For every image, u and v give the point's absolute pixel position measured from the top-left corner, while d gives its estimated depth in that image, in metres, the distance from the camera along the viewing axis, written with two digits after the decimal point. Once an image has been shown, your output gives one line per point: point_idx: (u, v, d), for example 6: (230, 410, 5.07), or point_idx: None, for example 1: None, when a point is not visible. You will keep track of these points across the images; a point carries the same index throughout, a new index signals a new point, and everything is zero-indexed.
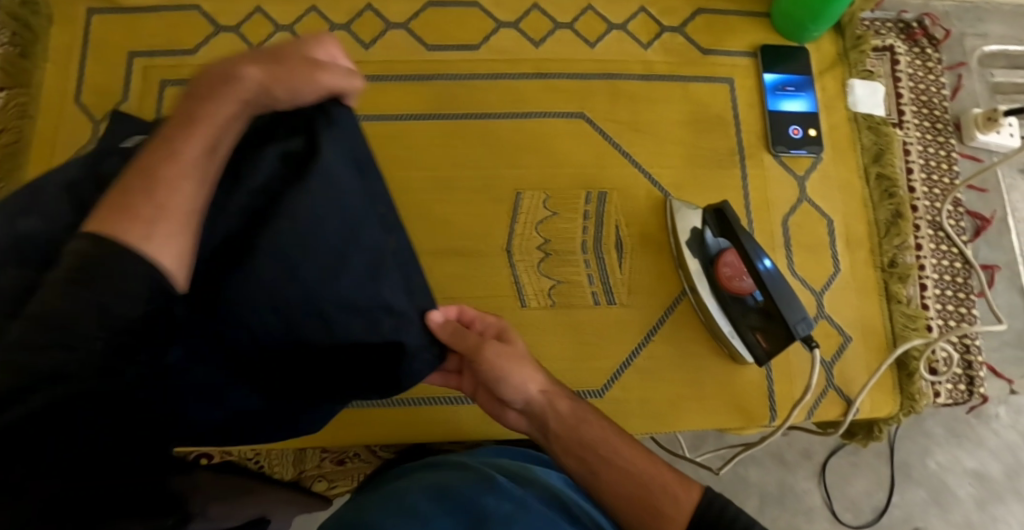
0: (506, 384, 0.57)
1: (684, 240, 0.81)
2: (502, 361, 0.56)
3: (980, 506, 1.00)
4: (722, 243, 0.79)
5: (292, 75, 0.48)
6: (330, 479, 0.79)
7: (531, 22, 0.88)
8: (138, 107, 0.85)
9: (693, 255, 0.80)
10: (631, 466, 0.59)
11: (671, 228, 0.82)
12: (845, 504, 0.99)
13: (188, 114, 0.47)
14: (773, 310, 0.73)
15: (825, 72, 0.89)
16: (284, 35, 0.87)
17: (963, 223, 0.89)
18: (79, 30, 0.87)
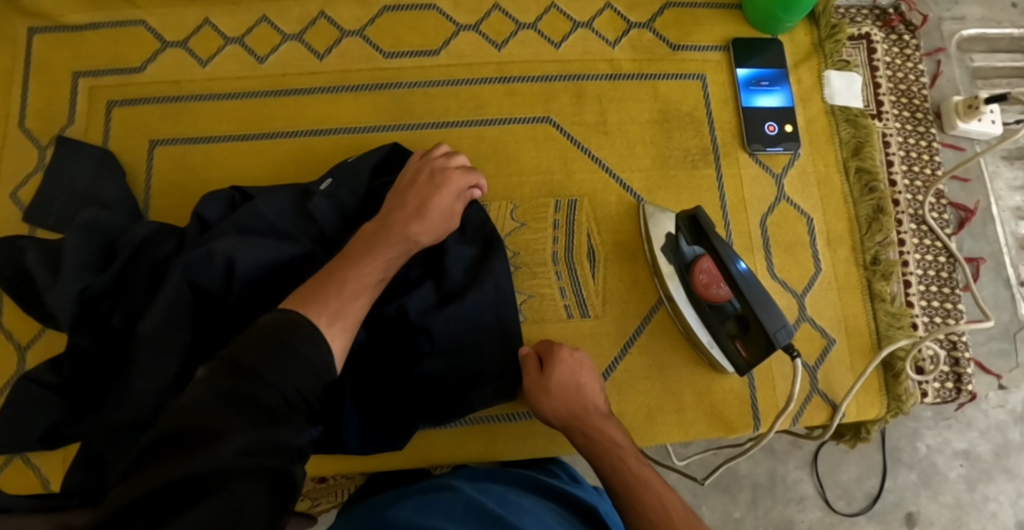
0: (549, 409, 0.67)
1: (658, 246, 0.78)
2: (544, 389, 0.67)
3: (970, 487, 0.98)
4: (697, 250, 0.76)
5: (418, 187, 0.70)
6: (313, 498, 0.82)
7: (492, 24, 0.84)
8: (85, 130, 0.82)
9: (668, 262, 0.77)
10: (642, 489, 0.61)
11: (645, 234, 0.79)
12: (838, 492, 0.97)
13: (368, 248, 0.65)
14: (749, 319, 0.69)
15: (800, 64, 0.86)
16: (235, 47, 0.83)
17: (947, 215, 0.86)
18: (19, 51, 0.83)
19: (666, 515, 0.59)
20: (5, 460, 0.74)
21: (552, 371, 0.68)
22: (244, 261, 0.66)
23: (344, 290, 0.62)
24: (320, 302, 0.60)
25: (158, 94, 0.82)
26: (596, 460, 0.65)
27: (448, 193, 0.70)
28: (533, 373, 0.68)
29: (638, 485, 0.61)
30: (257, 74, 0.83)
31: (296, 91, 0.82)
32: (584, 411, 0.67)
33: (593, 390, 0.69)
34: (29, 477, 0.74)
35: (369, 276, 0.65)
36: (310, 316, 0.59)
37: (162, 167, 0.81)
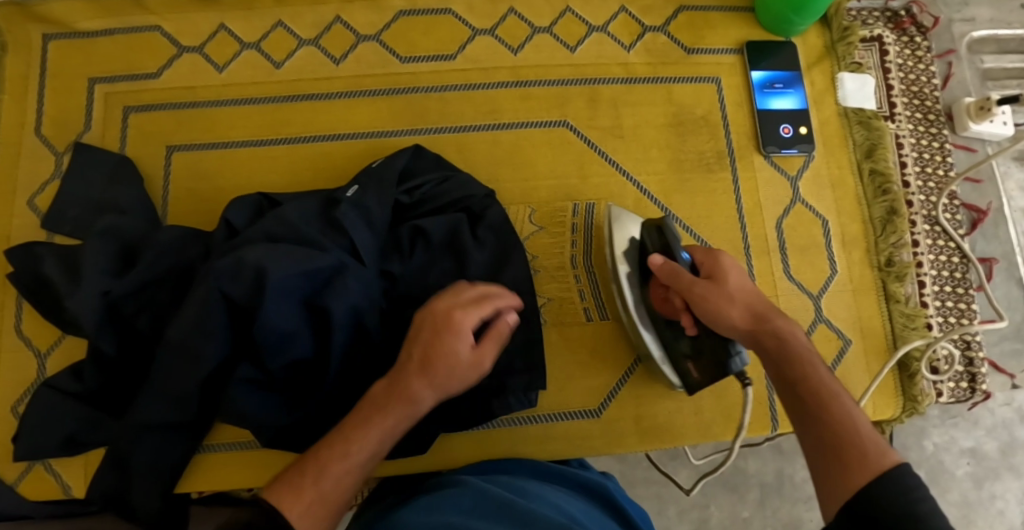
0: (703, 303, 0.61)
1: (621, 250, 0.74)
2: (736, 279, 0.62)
3: (978, 485, 0.98)
4: None
5: (428, 352, 0.59)
6: None
7: (507, 28, 0.85)
8: (102, 136, 0.82)
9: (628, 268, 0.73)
10: (841, 425, 0.50)
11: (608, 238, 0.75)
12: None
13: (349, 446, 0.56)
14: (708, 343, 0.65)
15: (813, 66, 0.86)
16: (250, 53, 0.83)
17: (960, 216, 0.87)
18: (35, 58, 0.83)
19: (838, 433, 0.49)
20: (25, 466, 0.74)
21: (727, 281, 0.62)
22: (276, 274, 0.63)
23: (330, 454, 0.55)
24: (296, 490, 0.52)
25: (174, 100, 0.82)
26: (788, 370, 0.55)
27: (465, 337, 0.59)
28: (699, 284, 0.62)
29: (827, 397, 0.52)
30: (274, 80, 0.83)
31: (313, 96, 0.82)
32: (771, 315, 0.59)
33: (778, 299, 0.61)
34: (48, 483, 0.74)
35: (359, 454, 0.56)
36: (280, 507, 0.50)
37: (179, 173, 0.81)
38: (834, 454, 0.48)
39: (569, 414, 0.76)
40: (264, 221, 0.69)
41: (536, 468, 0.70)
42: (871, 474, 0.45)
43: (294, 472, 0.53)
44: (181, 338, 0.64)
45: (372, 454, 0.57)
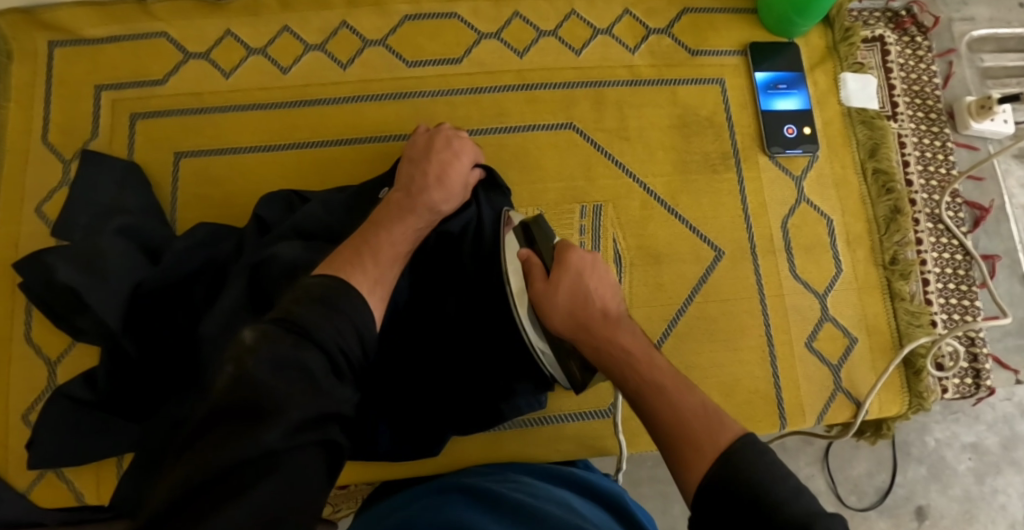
0: (541, 300, 0.63)
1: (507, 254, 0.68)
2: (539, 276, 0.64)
3: (980, 480, 0.99)
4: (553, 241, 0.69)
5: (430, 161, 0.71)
6: (335, 503, 0.83)
7: (512, 31, 0.85)
8: (109, 143, 0.82)
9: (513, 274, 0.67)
10: (681, 411, 0.52)
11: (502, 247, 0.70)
12: (849, 488, 0.98)
13: (394, 245, 0.65)
14: None
15: (815, 67, 0.87)
16: (257, 59, 0.84)
17: (962, 214, 0.88)
18: (40, 65, 0.83)
19: (682, 420, 0.51)
20: (37, 474, 0.75)
21: (559, 283, 0.62)
22: (306, 262, 0.68)
23: (379, 256, 0.63)
24: (360, 264, 0.61)
25: (181, 106, 0.82)
26: (610, 368, 0.58)
27: (464, 160, 0.73)
28: (539, 282, 0.63)
29: (649, 393, 0.54)
30: (280, 85, 0.83)
31: (321, 101, 0.83)
32: (592, 317, 0.61)
33: (606, 287, 0.63)
34: (61, 490, 0.75)
35: (399, 246, 0.65)
36: (352, 276, 0.59)
37: (187, 179, 0.81)
38: (671, 438, 0.51)
39: (579, 415, 0.77)
40: (296, 217, 0.72)
41: (540, 469, 0.70)
42: (704, 460, 0.48)
43: (351, 251, 0.62)
44: (214, 332, 0.67)
45: (407, 247, 0.67)
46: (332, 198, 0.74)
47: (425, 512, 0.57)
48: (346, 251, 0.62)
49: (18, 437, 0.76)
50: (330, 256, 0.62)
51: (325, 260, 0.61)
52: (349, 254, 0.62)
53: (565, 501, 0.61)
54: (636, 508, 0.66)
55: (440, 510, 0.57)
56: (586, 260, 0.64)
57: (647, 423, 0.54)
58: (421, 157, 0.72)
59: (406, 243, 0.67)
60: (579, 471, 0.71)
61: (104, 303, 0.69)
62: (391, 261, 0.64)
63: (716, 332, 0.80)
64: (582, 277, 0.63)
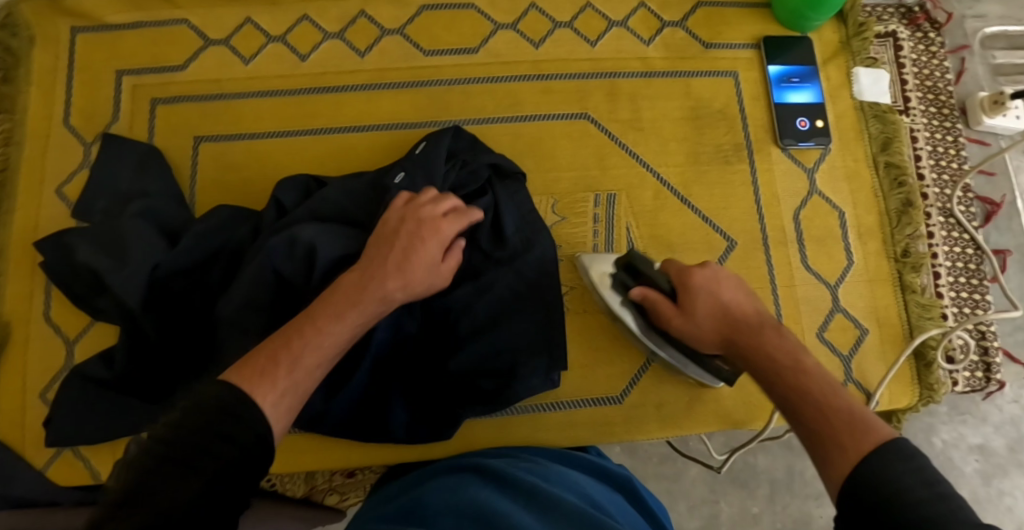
0: (684, 331, 0.64)
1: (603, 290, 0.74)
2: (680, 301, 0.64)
3: (986, 481, 0.99)
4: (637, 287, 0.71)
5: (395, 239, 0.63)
6: (342, 492, 0.81)
7: (528, 22, 0.86)
8: (129, 127, 0.83)
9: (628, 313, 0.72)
10: (827, 412, 0.50)
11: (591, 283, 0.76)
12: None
13: (326, 343, 0.56)
14: None
15: (829, 61, 0.88)
16: (277, 46, 0.85)
17: (973, 209, 0.88)
18: (62, 50, 0.84)
19: (826, 425, 0.50)
20: (54, 451, 0.76)
21: (693, 304, 0.63)
22: (325, 251, 0.67)
23: (299, 364, 0.54)
24: (270, 375, 0.52)
25: (201, 93, 0.83)
26: (756, 373, 0.58)
27: (433, 244, 0.64)
28: (674, 316, 0.64)
29: (792, 400, 0.53)
30: (299, 72, 0.84)
31: (338, 88, 0.84)
32: (736, 328, 0.61)
33: (740, 293, 0.63)
34: (77, 468, 0.75)
35: (329, 349, 0.56)
36: (253, 394, 0.50)
37: (206, 163, 0.82)
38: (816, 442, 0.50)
39: (591, 400, 0.77)
40: (313, 202, 0.73)
41: (553, 454, 0.71)
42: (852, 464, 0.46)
43: (267, 356, 0.53)
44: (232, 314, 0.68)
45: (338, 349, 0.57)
46: (350, 183, 0.75)
47: (429, 492, 0.58)
48: (265, 349, 0.54)
49: (35, 415, 0.76)
50: (242, 359, 0.53)
51: (234, 366, 0.53)
52: (264, 357, 0.53)
53: (571, 481, 0.63)
54: (647, 492, 0.67)
55: (448, 490, 0.58)
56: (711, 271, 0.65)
57: (795, 428, 0.53)
58: (389, 235, 0.63)
59: (343, 344, 0.58)
60: (590, 456, 0.71)
61: (125, 284, 0.69)
62: (319, 362, 0.56)
63: None
64: (719, 288, 0.63)
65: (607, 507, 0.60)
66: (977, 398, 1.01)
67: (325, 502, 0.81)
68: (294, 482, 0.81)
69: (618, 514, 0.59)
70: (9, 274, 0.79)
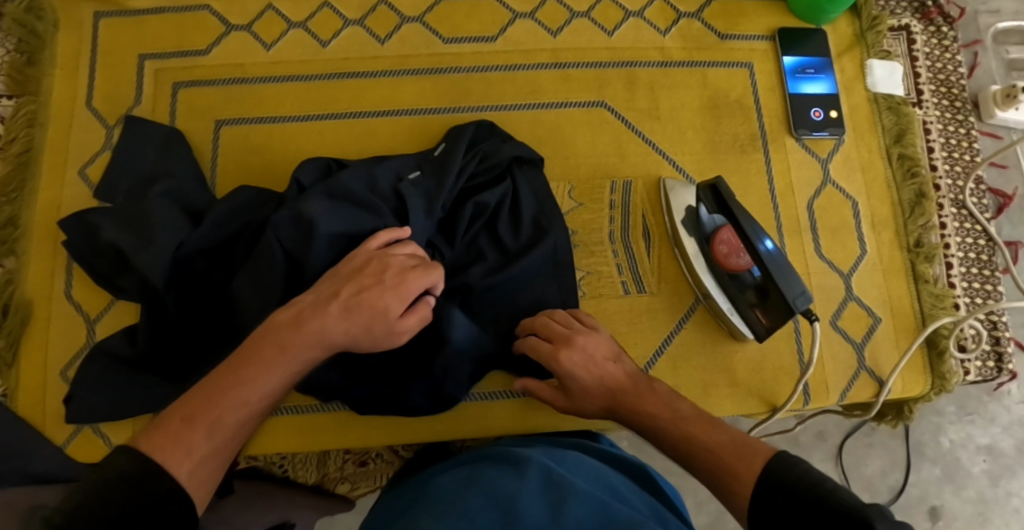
0: (574, 384, 0.66)
1: (678, 218, 0.80)
2: (576, 370, 0.66)
3: (993, 482, 1.00)
4: (717, 220, 0.77)
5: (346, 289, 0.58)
6: (353, 481, 0.84)
7: (547, 12, 0.87)
8: (151, 110, 0.84)
9: (688, 235, 0.79)
10: (716, 455, 0.56)
11: (665, 206, 0.81)
12: (862, 486, 1.00)
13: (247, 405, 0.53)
14: (770, 287, 0.71)
15: (843, 53, 0.89)
16: (298, 32, 0.86)
17: (986, 201, 0.89)
18: (86, 34, 0.85)
19: (719, 459, 0.55)
20: (74, 429, 0.76)
21: (565, 353, 0.66)
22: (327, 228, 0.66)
23: (215, 426, 0.51)
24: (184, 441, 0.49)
25: (223, 77, 0.84)
26: (633, 426, 0.64)
27: (394, 301, 0.59)
28: (547, 351, 0.67)
29: (680, 446, 0.59)
30: (320, 58, 0.85)
31: (359, 74, 0.85)
32: (623, 393, 0.64)
33: (603, 349, 0.67)
34: (97, 446, 0.76)
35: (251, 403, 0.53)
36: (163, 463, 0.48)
37: (227, 146, 0.83)
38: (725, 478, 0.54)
39: None
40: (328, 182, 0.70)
41: (566, 441, 0.71)
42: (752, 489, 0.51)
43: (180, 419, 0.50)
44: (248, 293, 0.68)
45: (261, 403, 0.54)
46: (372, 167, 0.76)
47: (435, 484, 0.58)
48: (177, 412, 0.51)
49: (56, 393, 0.77)
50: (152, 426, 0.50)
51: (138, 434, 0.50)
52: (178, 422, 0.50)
53: (584, 464, 0.62)
54: (661, 480, 0.66)
55: (458, 475, 0.57)
56: (588, 333, 0.68)
57: (664, 453, 0.61)
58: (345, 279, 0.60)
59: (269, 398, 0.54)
60: (601, 446, 0.71)
61: (148, 260, 0.69)
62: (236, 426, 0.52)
63: None
64: (594, 368, 0.65)
65: (621, 490, 0.58)
66: (984, 397, 1.01)
67: (336, 490, 0.84)
68: (307, 468, 0.83)
69: (632, 497, 0.57)
70: (31, 254, 0.80)
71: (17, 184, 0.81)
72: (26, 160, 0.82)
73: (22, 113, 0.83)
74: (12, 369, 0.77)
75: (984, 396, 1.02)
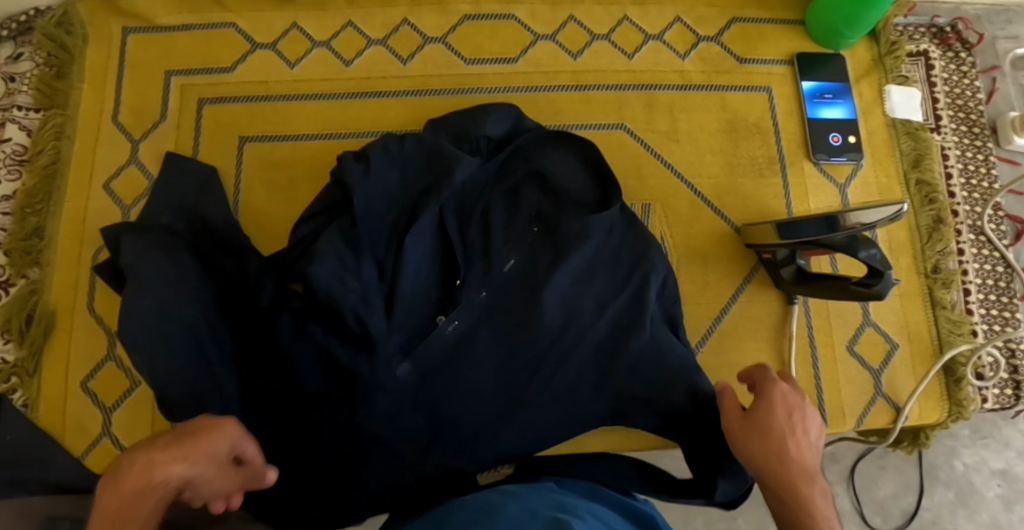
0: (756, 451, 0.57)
1: (861, 222, 0.65)
2: (767, 421, 0.57)
3: (1007, 507, 0.99)
4: (875, 254, 0.67)
5: (754, 439, 0.57)
6: None
7: (567, 34, 0.88)
8: (176, 126, 0.85)
9: (843, 235, 0.67)
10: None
11: (883, 214, 0.63)
12: (874, 509, 0.99)
13: None
14: (807, 294, 0.78)
15: (861, 78, 0.89)
16: (322, 51, 0.87)
17: (1004, 227, 0.89)
18: (113, 49, 0.87)
19: None
20: (92, 440, 0.77)
21: (770, 411, 0.58)
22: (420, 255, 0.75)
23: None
24: None
25: (248, 94, 0.86)
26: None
27: (802, 421, 0.58)
28: (747, 410, 0.59)
29: None
30: (343, 76, 0.86)
31: (382, 93, 0.86)
32: (793, 475, 0.55)
33: (809, 443, 0.57)
34: (114, 456, 0.77)
35: None
36: None
37: (249, 162, 0.84)
38: None
39: None
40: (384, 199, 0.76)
41: (585, 487, 0.65)
42: None
43: None
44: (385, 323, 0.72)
45: None
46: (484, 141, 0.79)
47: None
48: None
49: (76, 404, 0.78)
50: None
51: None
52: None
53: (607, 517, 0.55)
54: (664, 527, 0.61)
55: (465, 523, 0.49)
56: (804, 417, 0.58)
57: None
58: None
59: None
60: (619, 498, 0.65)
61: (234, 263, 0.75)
62: None
63: (758, 331, 0.81)
64: (796, 448, 0.56)
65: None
66: (998, 421, 1.00)
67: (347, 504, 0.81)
68: None
69: None
70: (56, 264, 0.81)
71: (44, 194, 0.83)
72: (53, 171, 0.84)
73: (50, 125, 0.85)
74: (33, 379, 0.78)
75: (999, 421, 1.01)
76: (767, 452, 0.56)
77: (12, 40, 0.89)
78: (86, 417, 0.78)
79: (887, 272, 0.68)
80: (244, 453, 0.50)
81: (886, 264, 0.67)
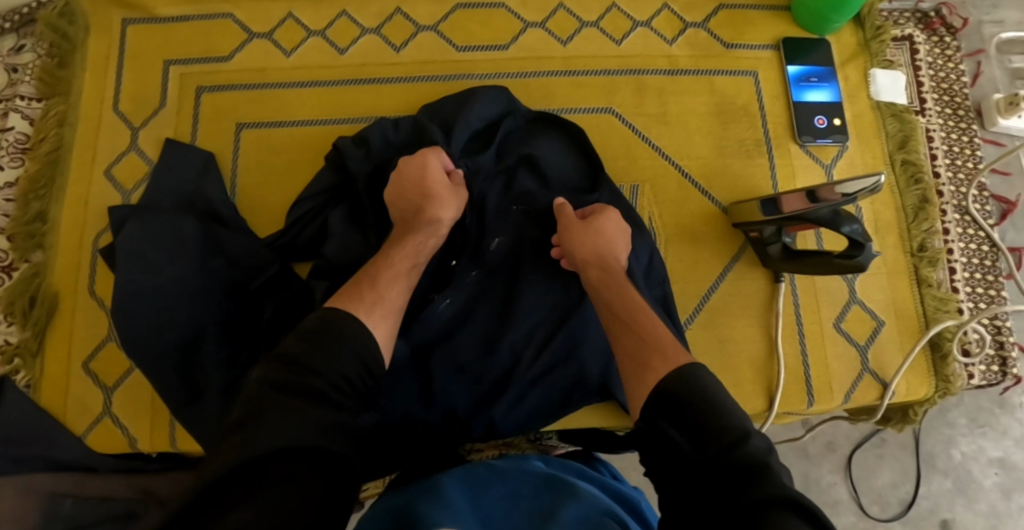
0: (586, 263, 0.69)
1: (842, 197, 0.66)
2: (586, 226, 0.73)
3: (1005, 495, 1.00)
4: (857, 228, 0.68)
5: (580, 234, 0.72)
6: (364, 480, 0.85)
7: (557, 21, 0.90)
8: (175, 114, 0.87)
9: (827, 210, 0.68)
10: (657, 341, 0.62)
11: (863, 186, 0.64)
12: (872, 497, 1.00)
13: None
14: (793, 271, 0.79)
15: (847, 62, 0.90)
16: (317, 39, 0.89)
17: (990, 207, 0.91)
18: (114, 39, 0.89)
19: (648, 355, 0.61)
20: (95, 418, 0.79)
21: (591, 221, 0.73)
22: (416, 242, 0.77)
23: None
24: None
25: (245, 82, 0.88)
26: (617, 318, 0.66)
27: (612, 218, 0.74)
28: (576, 219, 0.74)
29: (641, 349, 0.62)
30: (338, 64, 0.88)
31: (375, 81, 0.88)
32: (605, 268, 0.70)
33: (619, 244, 0.73)
34: (116, 434, 0.78)
35: None
36: None
37: (246, 148, 0.86)
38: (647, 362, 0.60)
39: None
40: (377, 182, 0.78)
41: (573, 468, 0.66)
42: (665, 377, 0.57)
43: None
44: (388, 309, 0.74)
45: None
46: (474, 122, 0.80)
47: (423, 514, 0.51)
48: None
49: (78, 384, 0.80)
50: None
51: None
52: None
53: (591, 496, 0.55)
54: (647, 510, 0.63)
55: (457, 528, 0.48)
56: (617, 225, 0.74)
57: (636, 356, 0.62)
58: None
59: None
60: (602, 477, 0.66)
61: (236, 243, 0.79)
62: None
63: (747, 309, 0.82)
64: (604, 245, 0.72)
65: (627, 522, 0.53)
66: (994, 409, 1.02)
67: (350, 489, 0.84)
68: None
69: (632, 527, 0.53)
70: (58, 248, 0.83)
71: (46, 180, 0.85)
72: (55, 158, 0.86)
73: (53, 113, 0.87)
74: (37, 360, 0.80)
75: (995, 409, 1.02)
76: (584, 241, 0.71)
77: (15, 32, 0.92)
78: (87, 397, 0.79)
79: (867, 243, 0.69)
80: (423, 263, 0.72)
81: (866, 237, 0.69)
